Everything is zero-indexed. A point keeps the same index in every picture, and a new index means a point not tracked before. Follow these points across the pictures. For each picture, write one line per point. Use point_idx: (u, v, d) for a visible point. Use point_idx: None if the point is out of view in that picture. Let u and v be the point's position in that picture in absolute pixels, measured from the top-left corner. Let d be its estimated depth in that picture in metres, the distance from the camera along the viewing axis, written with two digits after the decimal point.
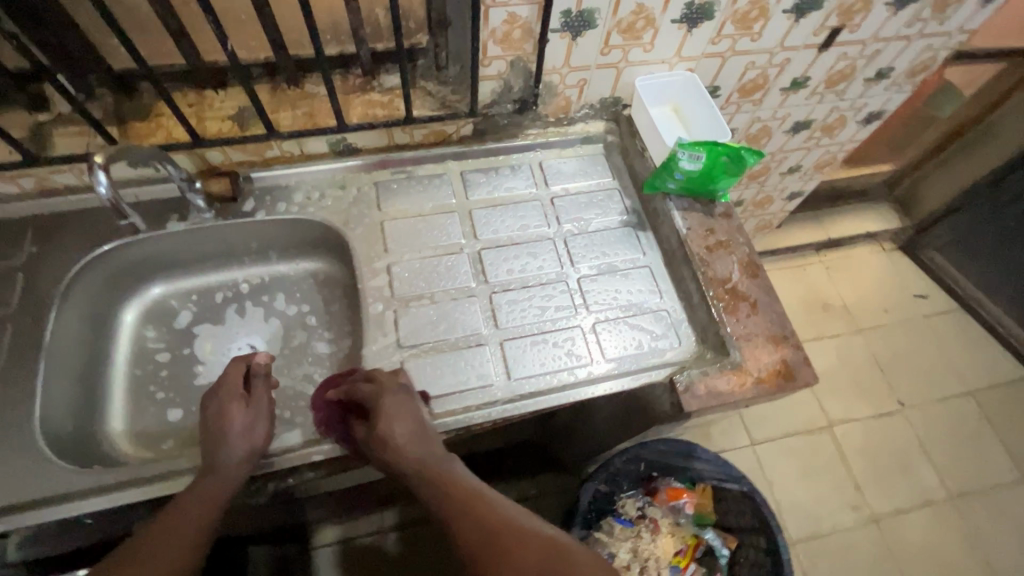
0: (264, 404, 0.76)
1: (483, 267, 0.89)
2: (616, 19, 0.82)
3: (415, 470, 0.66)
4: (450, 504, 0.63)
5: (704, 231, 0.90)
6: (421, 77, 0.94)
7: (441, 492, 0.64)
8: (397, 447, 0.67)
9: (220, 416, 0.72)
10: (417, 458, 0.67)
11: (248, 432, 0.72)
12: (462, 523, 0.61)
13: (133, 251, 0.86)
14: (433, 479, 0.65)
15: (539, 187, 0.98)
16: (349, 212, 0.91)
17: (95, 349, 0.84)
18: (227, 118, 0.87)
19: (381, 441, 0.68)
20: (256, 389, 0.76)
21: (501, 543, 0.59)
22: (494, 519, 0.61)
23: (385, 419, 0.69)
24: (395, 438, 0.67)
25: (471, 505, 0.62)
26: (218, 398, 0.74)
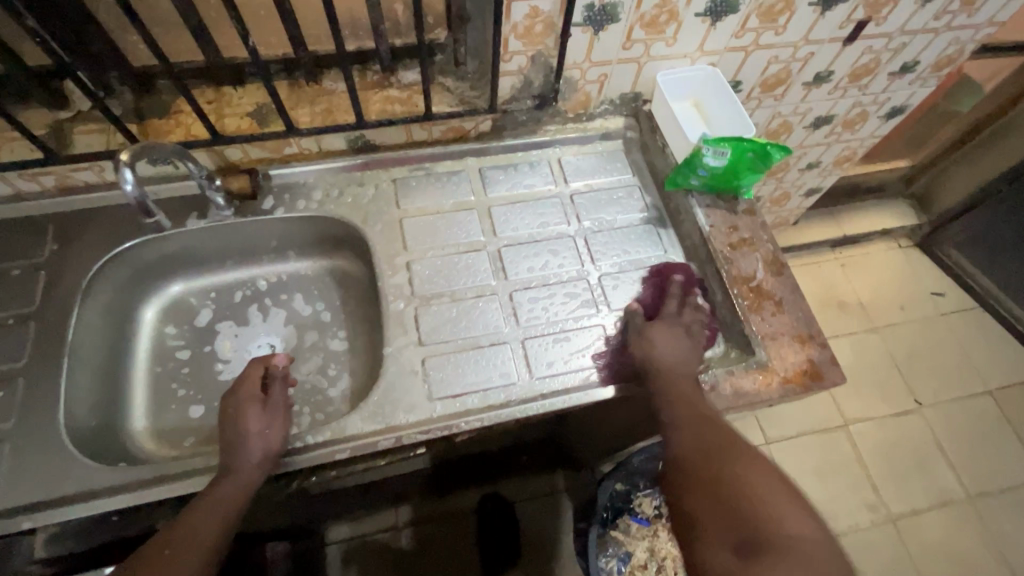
0: (280, 406, 0.75)
1: (503, 265, 0.88)
2: (639, 13, 0.81)
3: (662, 368, 0.74)
4: (704, 424, 0.67)
5: (727, 228, 0.88)
6: (440, 73, 0.94)
7: (698, 421, 0.68)
8: (656, 346, 0.76)
9: (237, 418, 0.71)
10: (674, 358, 0.75)
11: (264, 434, 0.71)
12: (683, 439, 0.66)
13: (154, 249, 0.86)
14: (690, 416, 0.68)
15: (558, 184, 0.97)
16: (368, 209, 0.91)
17: (117, 346, 0.84)
18: (246, 115, 0.87)
19: (645, 338, 0.78)
20: (273, 389, 0.75)
21: (712, 445, 0.64)
22: (711, 424, 0.67)
23: (676, 327, 0.79)
24: (662, 341, 0.77)
25: (714, 430, 0.66)
26: (236, 399, 0.73)
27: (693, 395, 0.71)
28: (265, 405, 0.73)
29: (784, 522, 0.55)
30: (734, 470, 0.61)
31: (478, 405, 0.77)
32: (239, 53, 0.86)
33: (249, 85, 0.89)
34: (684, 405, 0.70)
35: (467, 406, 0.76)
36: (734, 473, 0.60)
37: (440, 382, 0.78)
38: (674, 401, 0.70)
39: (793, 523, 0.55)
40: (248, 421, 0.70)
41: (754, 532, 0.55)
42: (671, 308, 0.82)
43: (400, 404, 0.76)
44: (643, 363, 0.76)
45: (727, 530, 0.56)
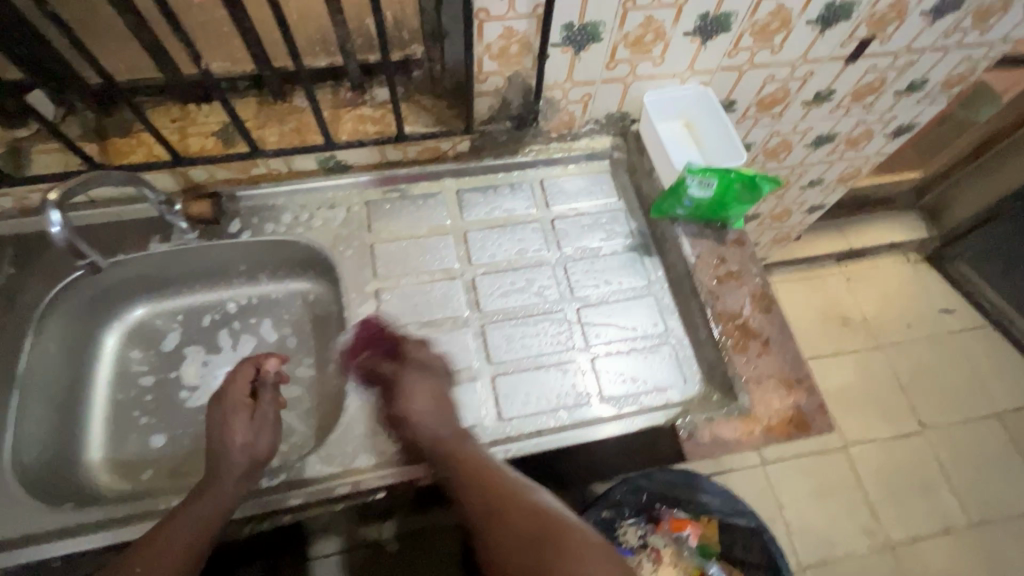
0: (269, 415, 0.73)
1: (477, 295, 0.84)
2: (622, 33, 0.76)
3: (444, 441, 0.68)
4: (506, 515, 0.61)
5: (714, 260, 0.84)
6: (416, 91, 0.89)
7: (486, 501, 0.63)
8: (421, 418, 0.70)
9: (223, 428, 0.69)
10: (451, 430, 0.70)
11: (249, 446, 0.69)
12: (500, 546, 0.59)
13: (115, 272, 0.83)
14: (495, 504, 0.62)
15: (539, 208, 0.92)
16: (339, 233, 0.87)
17: (77, 374, 0.82)
18: (211, 134, 0.83)
19: (405, 410, 0.71)
20: (262, 399, 0.74)
21: (522, 536, 0.59)
22: (520, 504, 0.61)
23: (410, 368, 0.75)
24: (421, 407, 0.71)
25: (519, 518, 0.60)
26: (225, 407, 0.71)
27: (491, 467, 0.66)
28: (253, 415, 0.72)
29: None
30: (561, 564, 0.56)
31: None
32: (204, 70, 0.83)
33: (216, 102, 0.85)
34: (473, 492, 0.64)
35: None
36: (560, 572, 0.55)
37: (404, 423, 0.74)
38: (463, 479, 0.65)
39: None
40: (234, 431, 0.69)
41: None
42: (425, 356, 0.77)
43: (361, 444, 0.73)
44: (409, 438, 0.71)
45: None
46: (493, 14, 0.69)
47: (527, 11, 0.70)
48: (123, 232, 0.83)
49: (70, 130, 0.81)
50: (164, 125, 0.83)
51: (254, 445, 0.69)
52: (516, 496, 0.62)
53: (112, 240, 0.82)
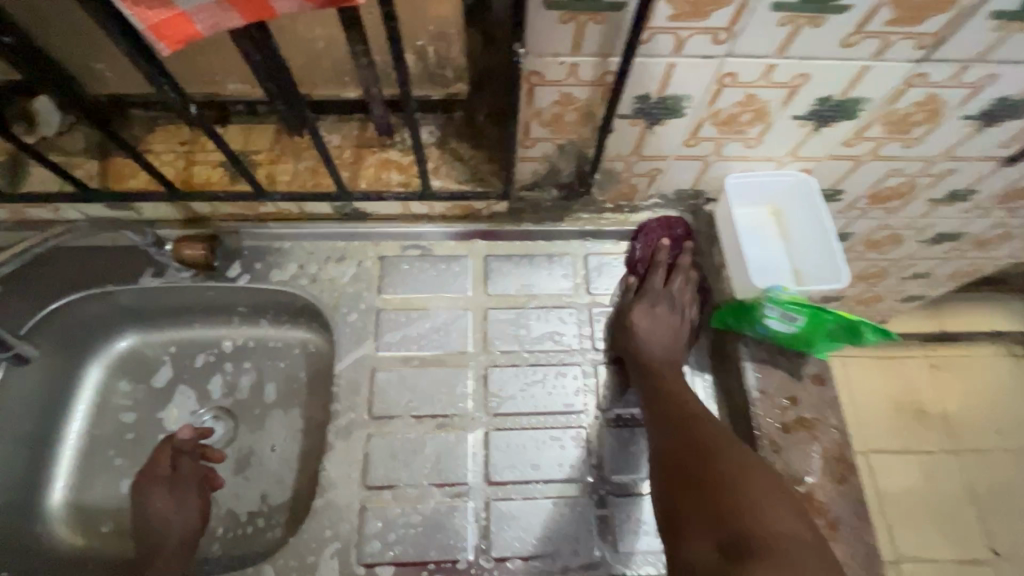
0: (192, 482, 0.71)
1: (487, 390, 0.72)
2: (712, 110, 0.60)
3: (659, 359, 0.69)
4: (694, 436, 0.61)
5: (783, 400, 0.67)
6: (454, 136, 0.76)
7: (670, 424, 0.63)
8: (645, 334, 0.70)
9: (144, 506, 0.69)
10: (661, 352, 0.70)
11: (175, 521, 0.69)
12: (660, 429, 0.63)
13: (103, 301, 0.77)
14: (693, 438, 0.61)
15: (578, 289, 0.78)
16: (343, 291, 0.76)
17: (50, 407, 0.76)
18: (218, 164, 0.74)
19: (632, 322, 0.71)
20: (180, 468, 0.71)
21: (692, 479, 0.57)
22: (697, 426, 0.62)
23: (652, 299, 0.72)
24: (648, 330, 0.70)
25: (698, 432, 0.61)
26: (143, 481, 0.70)
27: (681, 391, 0.66)
28: (172, 486, 0.70)
29: (782, 545, 0.50)
30: (751, 498, 0.54)
31: None
32: (218, 91, 0.73)
33: (229, 126, 0.75)
34: (660, 401, 0.65)
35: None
36: (734, 496, 0.54)
37: (376, 543, 0.64)
38: (654, 414, 0.65)
39: (781, 522, 0.52)
40: (154, 509, 0.68)
41: (757, 549, 0.50)
42: (661, 284, 0.73)
43: (324, 561, 0.63)
44: (625, 348, 0.70)
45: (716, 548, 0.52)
46: (547, 79, 0.55)
47: (592, 78, 0.54)
48: (116, 261, 0.76)
49: (72, 144, 0.74)
50: (170, 147, 0.74)
51: (181, 517, 0.69)
52: (704, 424, 0.62)
53: (104, 269, 0.76)
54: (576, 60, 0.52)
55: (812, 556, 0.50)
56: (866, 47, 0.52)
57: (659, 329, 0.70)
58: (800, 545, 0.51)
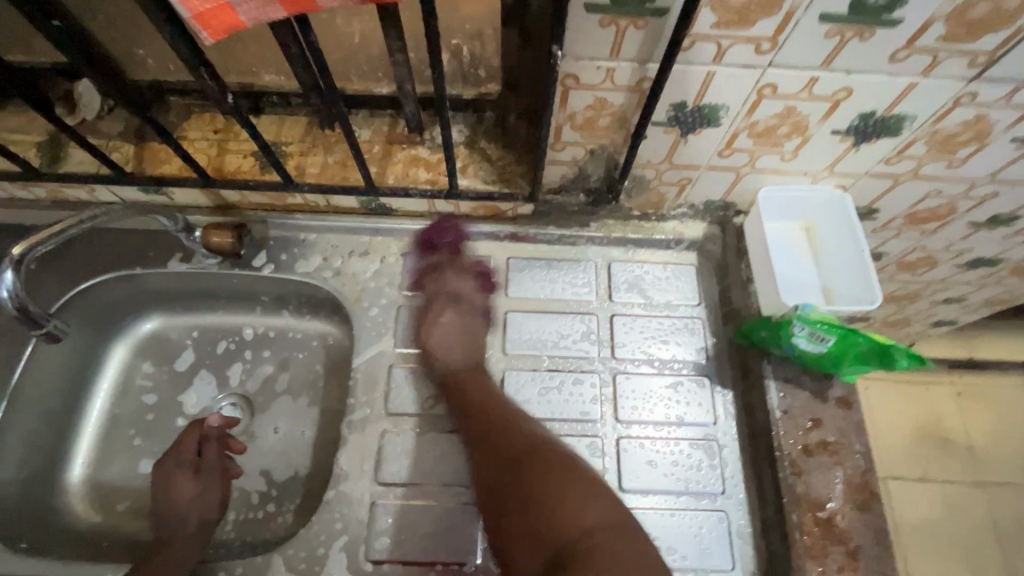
0: (216, 469, 0.72)
1: (503, 393, 0.71)
2: (749, 121, 0.58)
3: (460, 369, 0.70)
4: (497, 439, 0.64)
5: (806, 421, 0.65)
6: (483, 136, 0.76)
7: (481, 433, 0.65)
8: (441, 343, 0.71)
9: (168, 488, 0.70)
10: (467, 359, 0.71)
11: (198, 505, 0.70)
12: (487, 450, 0.64)
13: (132, 283, 0.78)
14: (489, 430, 0.65)
15: (599, 296, 0.77)
16: (365, 285, 0.77)
17: (75, 384, 0.77)
18: (250, 153, 0.74)
19: (433, 338, 0.72)
20: (207, 453, 0.72)
21: (513, 477, 0.60)
22: (511, 435, 0.64)
23: (444, 304, 0.74)
24: (439, 341, 0.72)
25: (511, 446, 0.63)
26: (167, 465, 0.71)
27: (488, 395, 0.68)
28: (198, 471, 0.71)
29: (608, 543, 0.54)
30: (576, 492, 0.58)
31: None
32: (254, 81, 0.73)
33: (263, 116, 0.76)
34: (472, 408, 0.67)
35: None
36: (558, 496, 0.58)
37: (385, 539, 0.64)
38: (467, 415, 0.67)
39: (591, 514, 0.56)
40: (178, 491, 0.70)
41: (580, 548, 0.54)
42: (461, 286, 0.75)
43: (333, 553, 0.63)
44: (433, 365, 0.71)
45: (545, 558, 0.54)
46: (583, 82, 0.54)
47: (629, 83, 0.54)
48: (146, 244, 0.77)
49: (111, 127, 0.75)
50: (205, 135, 0.75)
51: (203, 501, 0.70)
52: (514, 422, 0.66)
53: (134, 252, 0.77)
54: (613, 64, 0.51)
55: (625, 543, 0.54)
56: (916, 63, 0.50)
57: (451, 338, 0.72)
58: (601, 530, 0.55)
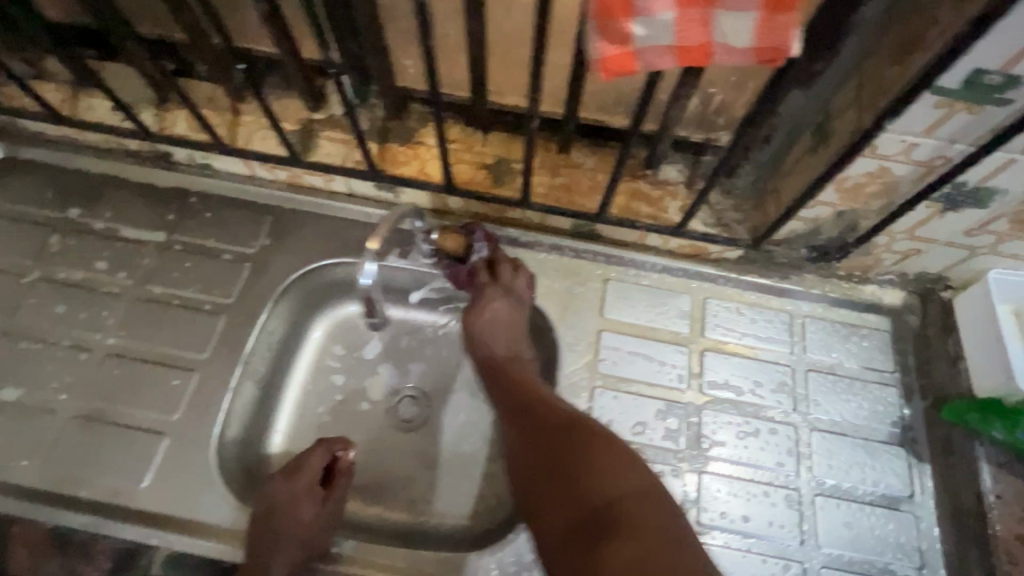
0: (337, 505, 0.69)
1: (700, 432, 0.73)
2: (1020, 208, 0.60)
3: (500, 357, 0.72)
4: (528, 419, 0.64)
5: (1021, 509, 0.66)
6: (702, 178, 0.79)
7: (531, 423, 0.63)
8: (487, 333, 0.72)
9: (290, 513, 0.65)
10: (507, 346, 0.72)
11: (310, 539, 0.66)
12: (513, 433, 0.65)
13: (339, 268, 0.82)
14: (524, 413, 0.65)
15: (793, 348, 0.77)
16: (567, 304, 0.79)
17: (283, 357, 0.82)
18: (482, 166, 0.79)
19: (475, 317, 0.73)
20: (336, 488, 0.69)
21: (543, 436, 0.62)
22: (541, 405, 0.64)
23: (491, 297, 0.72)
24: (490, 325, 0.72)
25: (546, 415, 0.63)
26: (298, 490, 0.67)
27: (525, 373, 0.70)
28: (323, 504, 0.68)
29: (630, 511, 0.53)
30: (615, 477, 0.55)
31: None
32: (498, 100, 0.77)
33: (495, 133, 0.81)
34: (507, 395, 0.68)
35: None
36: (592, 478, 0.56)
37: None
38: (509, 402, 0.67)
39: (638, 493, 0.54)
40: (301, 521, 0.65)
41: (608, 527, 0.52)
42: (516, 283, 0.74)
43: (543, 562, 0.65)
44: (479, 350, 0.72)
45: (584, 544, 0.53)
46: (878, 152, 0.57)
47: (923, 158, 0.56)
48: (367, 236, 0.82)
49: (357, 125, 0.81)
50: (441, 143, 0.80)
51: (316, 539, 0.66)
52: (551, 402, 0.64)
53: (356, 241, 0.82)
54: (920, 140, 0.54)
55: (651, 513, 0.53)
56: None
57: (501, 322, 0.72)
58: (637, 496, 0.54)
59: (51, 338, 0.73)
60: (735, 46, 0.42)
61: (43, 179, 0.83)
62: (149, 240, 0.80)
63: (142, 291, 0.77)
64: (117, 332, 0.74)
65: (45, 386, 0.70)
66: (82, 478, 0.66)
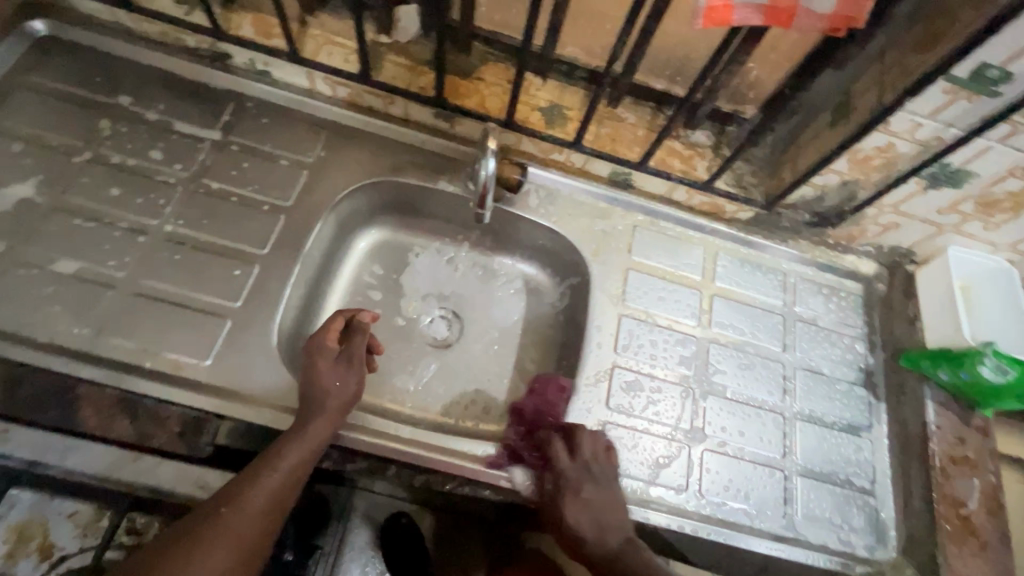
0: (358, 357, 0.71)
1: (706, 362, 0.83)
2: (986, 191, 0.73)
3: (612, 549, 0.65)
4: None
5: (954, 437, 0.81)
6: (727, 145, 0.89)
7: None
8: (585, 521, 0.67)
9: (310, 367, 0.68)
10: (615, 538, 0.66)
11: (340, 386, 0.68)
12: None
13: (393, 187, 0.87)
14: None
15: (786, 300, 0.90)
16: (601, 243, 0.88)
17: (327, 267, 0.85)
18: (537, 108, 0.86)
19: (564, 512, 0.68)
20: (352, 342, 0.72)
21: None
22: None
23: (580, 485, 0.69)
24: (586, 518, 0.67)
25: None
26: (310, 348, 0.70)
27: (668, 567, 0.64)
28: (340, 357, 0.70)
29: None
30: None
31: (638, 495, 0.74)
32: (558, 48, 0.83)
33: (549, 80, 0.87)
34: None
35: (629, 492, 0.74)
36: None
37: None
38: None
39: None
40: (322, 374, 0.67)
41: None
42: (602, 455, 0.71)
43: None
44: (576, 543, 0.67)
45: None
46: (889, 127, 0.69)
47: (923, 137, 0.69)
48: (420, 161, 0.87)
49: (421, 53, 0.85)
50: (499, 81, 0.85)
51: (342, 387, 0.68)
52: None
53: (410, 164, 0.87)
54: (925, 121, 0.67)
55: None
56: None
57: (604, 504, 0.68)
58: None
59: (106, 219, 0.73)
60: (818, 12, 0.55)
61: (91, 64, 0.81)
62: (205, 137, 0.81)
63: (198, 184, 0.78)
64: (174, 221, 0.75)
65: (104, 264, 0.71)
66: (145, 350, 0.67)
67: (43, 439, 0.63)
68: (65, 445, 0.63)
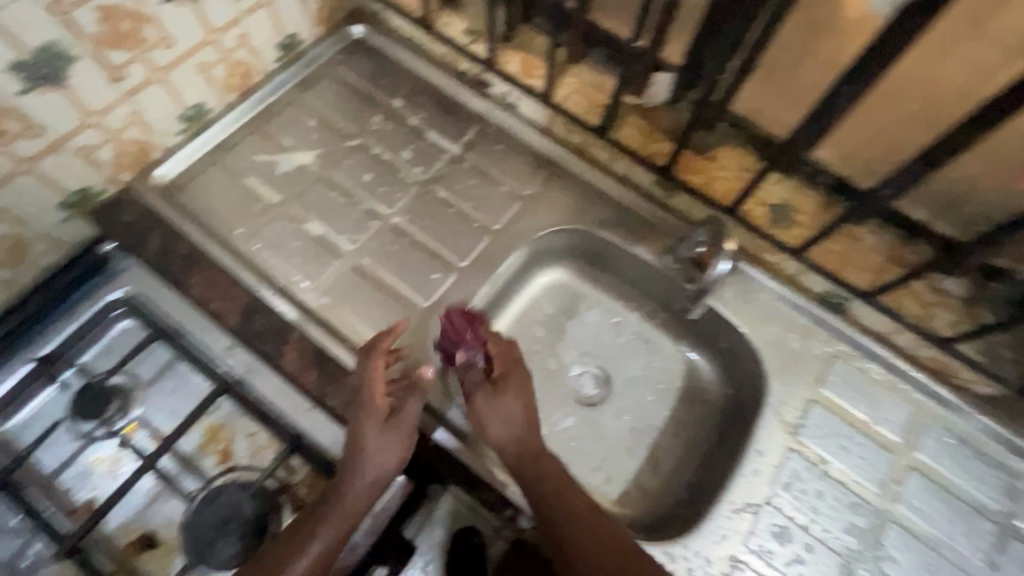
0: (403, 423, 0.68)
1: (880, 540, 0.71)
2: None
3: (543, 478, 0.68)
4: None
5: None
6: (984, 303, 0.75)
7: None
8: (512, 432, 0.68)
9: (356, 439, 0.65)
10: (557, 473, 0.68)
11: (382, 463, 0.65)
12: None
13: (590, 238, 0.88)
14: None
15: (1011, 509, 0.72)
16: (791, 360, 0.79)
17: (508, 292, 0.90)
18: (765, 204, 0.82)
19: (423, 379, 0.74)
20: (404, 407, 0.68)
21: None
22: None
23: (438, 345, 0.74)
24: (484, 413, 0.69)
25: None
26: (361, 408, 0.67)
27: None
28: (388, 419, 0.67)
29: None
30: None
31: None
32: (811, 150, 0.77)
33: (787, 179, 0.82)
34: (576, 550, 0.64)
35: None
36: None
37: None
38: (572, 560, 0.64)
39: None
40: (366, 446, 0.65)
41: None
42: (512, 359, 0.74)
43: None
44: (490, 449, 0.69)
45: None
46: None
47: None
48: (623, 219, 0.87)
49: (662, 121, 0.85)
50: (734, 166, 0.83)
51: (383, 462, 0.65)
52: None
53: (613, 220, 0.87)
54: None
55: None
56: None
57: (504, 411, 0.69)
58: None
59: (353, 198, 0.86)
60: None
61: (382, 68, 0.96)
62: (447, 150, 0.90)
63: (429, 188, 0.87)
64: (403, 215, 0.85)
65: (340, 235, 0.83)
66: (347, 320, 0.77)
67: (253, 363, 0.73)
68: (266, 375, 0.73)
